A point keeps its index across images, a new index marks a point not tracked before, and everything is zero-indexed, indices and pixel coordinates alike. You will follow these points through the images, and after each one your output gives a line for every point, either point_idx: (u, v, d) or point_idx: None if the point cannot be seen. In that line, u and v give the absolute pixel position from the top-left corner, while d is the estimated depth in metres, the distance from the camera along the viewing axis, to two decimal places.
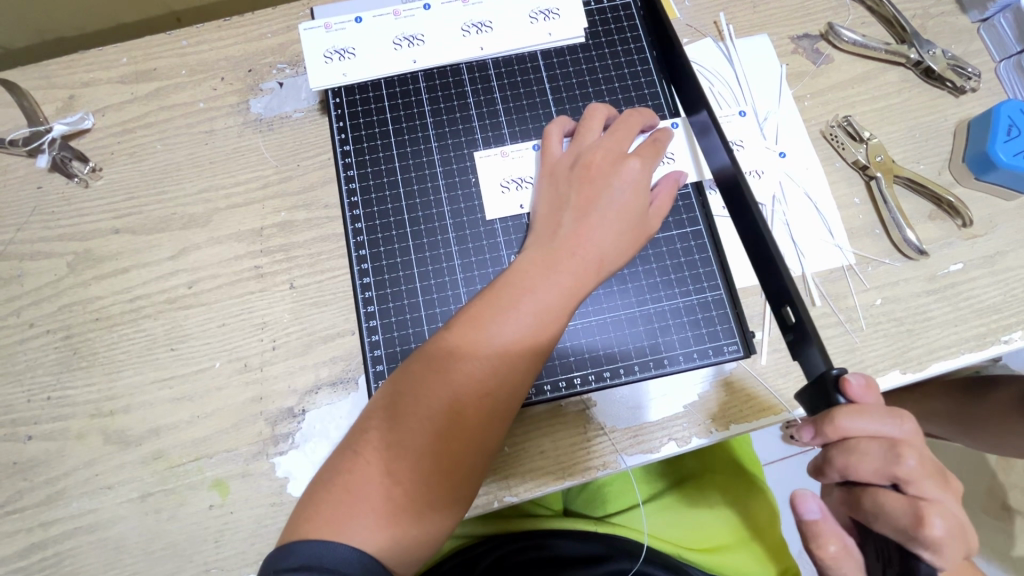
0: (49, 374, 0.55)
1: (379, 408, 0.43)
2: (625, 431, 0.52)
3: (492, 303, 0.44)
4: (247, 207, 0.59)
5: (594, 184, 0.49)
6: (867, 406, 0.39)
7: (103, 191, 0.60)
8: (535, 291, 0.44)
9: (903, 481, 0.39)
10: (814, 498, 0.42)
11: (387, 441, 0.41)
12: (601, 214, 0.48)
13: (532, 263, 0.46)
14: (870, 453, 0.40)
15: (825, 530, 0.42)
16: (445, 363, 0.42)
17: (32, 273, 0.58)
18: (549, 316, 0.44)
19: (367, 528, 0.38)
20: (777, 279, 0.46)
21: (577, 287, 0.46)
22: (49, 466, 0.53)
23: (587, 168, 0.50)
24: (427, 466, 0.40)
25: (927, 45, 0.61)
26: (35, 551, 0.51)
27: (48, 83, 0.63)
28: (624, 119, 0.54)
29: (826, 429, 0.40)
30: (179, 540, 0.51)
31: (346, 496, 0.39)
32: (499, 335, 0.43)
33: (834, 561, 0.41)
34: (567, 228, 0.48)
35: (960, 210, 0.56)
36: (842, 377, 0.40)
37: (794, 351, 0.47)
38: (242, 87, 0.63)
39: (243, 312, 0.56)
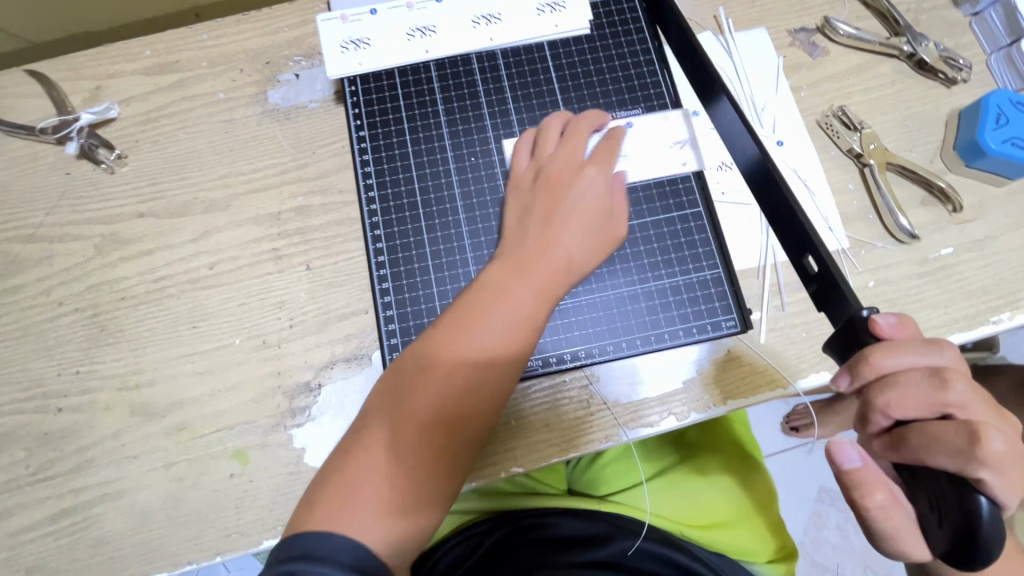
0: (77, 349, 0.58)
1: (363, 415, 0.46)
2: (627, 406, 0.55)
3: (464, 309, 0.48)
4: (266, 192, 0.62)
5: (559, 195, 0.53)
6: (902, 342, 0.39)
7: (129, 177, 0.63)
8: (507, 293, 0.48)
9: (952, 409, 0.38)
10: (854, 446, 0.39)
11: (372, 442, 0.44)
12: (567, 222, 0.52)
13: (501, 270, 0.50)
14: (911, 386, 0.38)
15: (869, 478, 0.40)
16: (421, 364, 0.46)
17: (61, 254, 0.61)
18: (521, 316, 0.48)
19: (364, 519, 0.41)
20: (799, 234, 0.48)
21: (546, 288, 0.50)
22: (77, 437, 0.55)
23: (552, 181, 0.54)
24: (413, 458, 0.43)
25: (920, 37, 0.63)
26: (64, 517, 0.54)
27: (76, 74, 0.66)
28: (577, 127, 0.58)
29: (863, 370, 0.39)
30: (201, 507, 0.53)
31: (342, 493, 0.42)
32: (473, 336, 0.47)
33: (883, 510, 0.39)
34: (536, 235, 0.52)
35: (950, 196, 0.59)
36: (872, 320, 0.40)
37: (819, 304, 0.48)
38: (260, 78, 0.65)
39: (262, 291, 0.59)
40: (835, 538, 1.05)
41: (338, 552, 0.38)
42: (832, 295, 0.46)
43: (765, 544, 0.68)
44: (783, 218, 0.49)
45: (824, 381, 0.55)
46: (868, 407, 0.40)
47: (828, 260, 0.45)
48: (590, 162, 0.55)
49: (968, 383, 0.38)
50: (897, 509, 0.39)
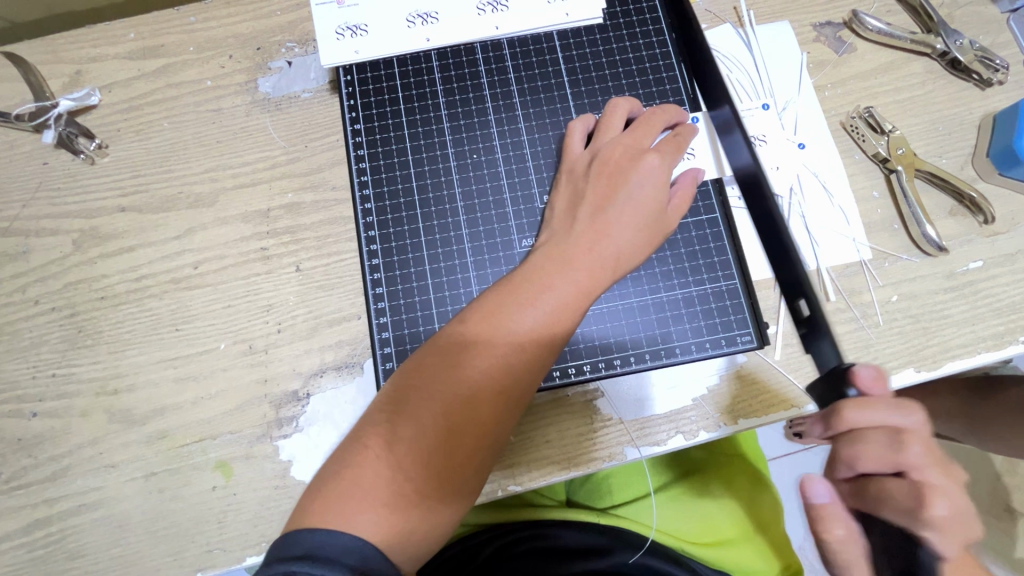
0: (54, 351, 0.55)
1: (386, 402, 0.42)
2: (632, 423, 0.52)
3: (510, 297, 0.44)
4: (254, 186, 0.58)
5: (613, 179, 0.48)
6: (874, 397, 0.38)
7: (110, 169, 0.59)
8: (552, 286, 0.44)
9: (908, 471, 0.36)
10: (820, 481, 0.39)
11: (394, 437, 0.40)
12: (619, 211, 0.47)
13: (547, 260, 0.45)
14: (875, 445, 0.37)
15: (835, 515, 0.39)
16: (459, 357, 0.42)
17: (37, 249, 0.57)
18: (565, 313, 0.44)
19: (373, 522, 0.37)
20: (791, 273, 0.48)
21: (592, 285, 0.45)
22: (53, 444, 0.53)
23: (608, 163, 0.49)
24: (435, 459, 0.40)
25: (954, 35, 0.59)
26: (38, 528, 0.51)
27: (55, 58, 0.62)
28: (646, 117, 0.52)
29: (830, 421, 0.38)
30: (182, 521, 0.51)
31: (354, 487, 0.38)
32: (517, 330, 0.42)
33: (841, 545, 0.38)
34: (584, 223, 0.47)
35: (982, 206, 0.55)
36: (853, 369, 0.40)
37: (808, 346, 0.49)
38: (250, 65, 0.62)
39: (249, 293, 0.56)
40: None
41: (341, 554, 0.35)
42: (818, 338, 0.47)
43: (772, 564, 0.65)
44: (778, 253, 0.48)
45: None
46: (833, 459, 0.39)
47: (816, 301, 0.46)
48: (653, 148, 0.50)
49: (927, 447, 0.37)
50: (851, 546, 0.38)
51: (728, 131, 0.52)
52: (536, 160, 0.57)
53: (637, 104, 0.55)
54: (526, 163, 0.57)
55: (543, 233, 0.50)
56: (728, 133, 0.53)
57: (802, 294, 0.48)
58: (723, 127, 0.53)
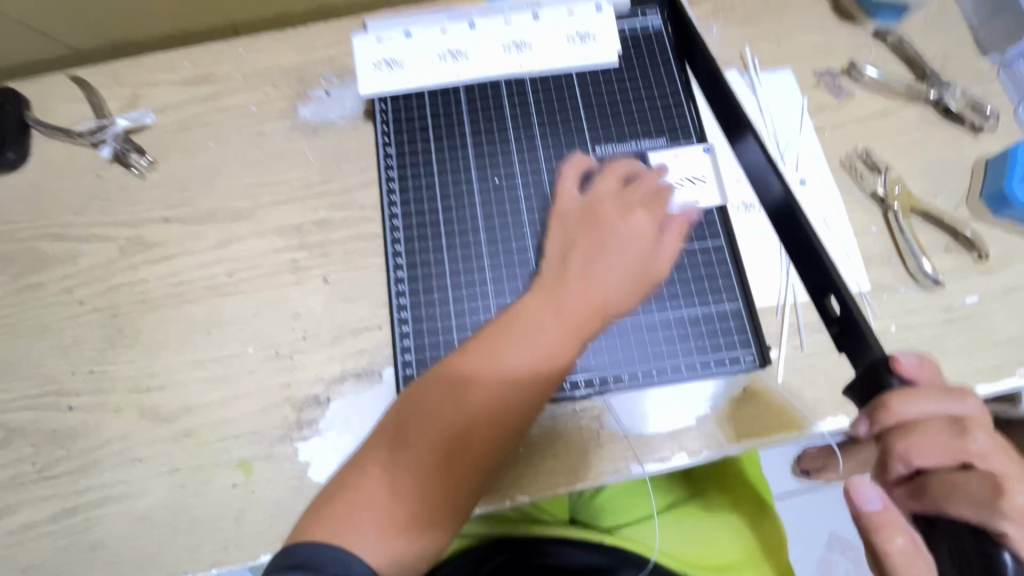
0: (93, 349, 0.58)
1: (383, 430, 0.45)
2: (639, 439, 0.54)
3: (505, 334, 0.47)
4: (289, 204, 0.63)
5: (603, 231, 0.52)
6: (921, 385, 0.40)
7: (158, 183, 0.64)
8: (543, 327, 0.47)
9: (971, 457, 0.38)
10: (871, 485, 0.38)
11: (389, 464, 0.43)
12: (609, 261, 0.51)
13: (542, 301, 0.49)
14: (931, 431, 0.39)
15: (892, 521, 0.38)
16: (455, 387, 0.45)
17: (86, 254, 0.62)
18: (556, 353, 0.47)
19: (369, 541, 0.40)
20: (820, 275, 0.50)
21: (583, 329, 0.48)
22: (86, 437, 0.56)
23: (600, 214, 0.53)
24: (429, 483, 0.43)
25: (947, 85, 0.64)
26: (65, 517, 0.53)
27: (115, 82, 0.68)
28: (640, 172, 0.57)
29: (881, 416, 0.39)
30: (202, 516, 0.53)
31: (350, 507, 0.41)
32: (510, 363, 0.46)
33: (905, 556, 0.37)
34: (577, 269, 0.50)
35: (976, 243, 0.58)
36: (894, 358, 0.42)
37: (841, 345, 0.49)
38: (292, 93, 0.67)
39: (278, 302, 0.59)
40: None
41: (334, 567, 0.38)
42: (853, 336, 0.47)
43: None
44: (808, 262, 0.51)
45: (842, 425, 0.53)
46: (887, 454, 0.40)
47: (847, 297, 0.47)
48: (642, 205, 0.54)
49: (991, 436, 0.39)
50: (918, 557, 0.37)
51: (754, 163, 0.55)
52: (553, 186, 0.61)
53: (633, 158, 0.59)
54: (544, 189, 0.61)
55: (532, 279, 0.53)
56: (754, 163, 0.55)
57: (833, 291, 0.49)
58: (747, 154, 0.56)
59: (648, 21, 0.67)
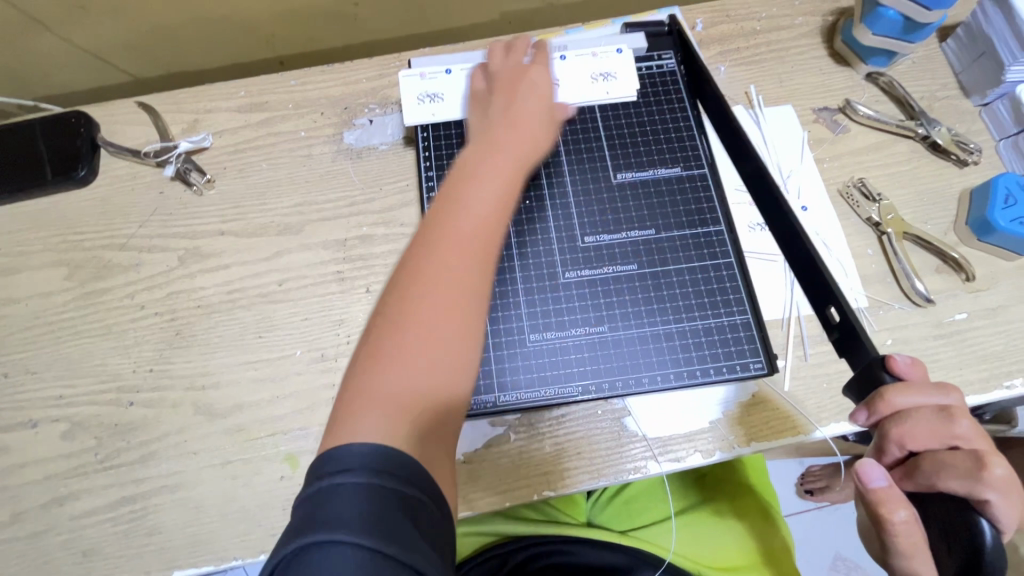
0: (152, 350, 0.63)
1: (364, 342, 0.44)
2: (657, 439, 0.58)
3: (466, 191, 0.50)
4: (335, 220, 0.69)
5: (506, 100, 0.61)
6: (913, 381, 0.44)
7: (215, 200, 0.70)
8: (484, 185, 0.51)
9: (957, 440, 0.42)
10: (875, 465, 0.41)
11: (389, 354, 0.43)
12: (521, 107, 0.60)
13: (473, 166, 0.53)
14: (923, 416, 0.43)
15: (893, 498, 0.40)
16: (439, 231, 0.48)
17: (148, 263, 0.67)
18: (499, 206, 0.50)
19: (377, 425, 0.39)
20: (821, 287, 0.54)
21: (509, 182, 0.52)
22: (144, 430, 0.60)
23: (502, 86, 0.63)
24: (435, 343, 0.43)
25: (933, 123, 0.70)
26: (124, 504, 0.57)
27: (177, 108, 0.75)
28: (506, 76, 0.64)
29: (879, 406, 0.44)
30: (251, 505, 0.57)
31: (369, 386, 0.42)
32: (477, 201, 0.49)
33: (905, 527, 0.39)
34: (476, 148, 0.55)
35: (963, 265, 0.63)
36: (890, 357, 0.46)
37: (843, 349, 0.54)
38: (338, 121, 0.74)
39: (324, 309, 0.65)
40: None
41: (357, 463, 0.36)
42: (855, 340, 0.51)
43: None
44: (809, 277, 0.56)
45: (844, 431, 0.58)
46: (884, 439, 0.44)
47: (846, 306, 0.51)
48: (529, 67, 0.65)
49: (972, 421, 0.43)
50: (917, 527, 0.39)
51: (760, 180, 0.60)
52: (578, 206, 0.67)
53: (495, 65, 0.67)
54: (570, 209, 0.67)
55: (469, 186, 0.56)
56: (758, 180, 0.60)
57: (833, 301, 0.53)
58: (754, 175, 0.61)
59: (663, 62, 0.74)
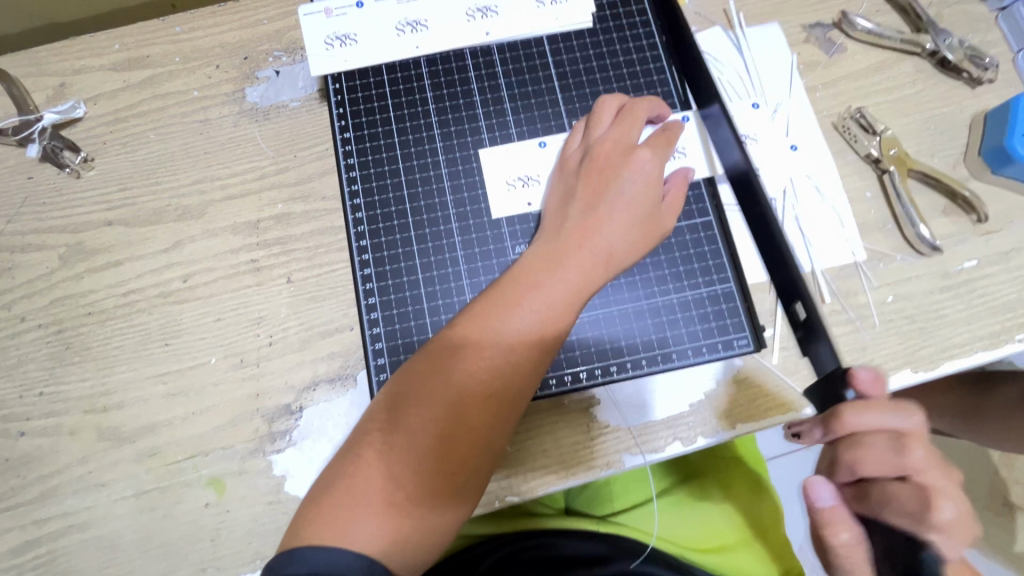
0: (41, 369, 0.54)
1: (393, 393, 0.42)
2: (630, 431, 0.51)
3: (500, 300, 0.43)
4: (243, 198, 0.58)
5: (604, 174, 0.48)
6: (872, 400, 0.47)
7: (96, 182, 0.58)
8: (543, 289, 0.43)
9: (909, 472, 0.47)
10: (824, 485, 0.50)
11: (400, 438, 0.40)
12: (610, 206, 0.46)
13: (540, 257, 0.45)
14: (877, 446, 0.48)
15: (838, 518, 0.48)
16: (446, 365, 0.41)
17: (23, 265, 0.56)
18: (556, 316, 0.43)
19: (366, 531, 0.37)
20: (786, 276, 0.50)
21: (582, 288, 0.44)
22: (41, 463, 0.52)
23: (598, 161, 0.49)
24: (430, 493, 0.39)
25: (943, 34, 0.59)
26: (28, 549, 0.50)
27: (38, 71, 0.62)
28: (630, 107, 0.52)
29: (837, 426, 0.48)
30: (175, 539, 0.50)
31: (343, 502, 0.38)
32: (503, 340, 0.41)
33: (847, 549, 0.48)
34: (576, 220, 0.46)
35: (975, 205, 0.55)
36: (854, 371, 0.48)
37: (804, 347, 0.52)
38: (238, 75, 0.61)
39: (239, 306, 0.55)
40: None
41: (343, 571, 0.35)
42: (814, 339, 0.50)
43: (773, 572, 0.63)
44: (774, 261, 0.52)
45: None
46: (838, 465, 0.49)
47: (812, 305, 0.49)
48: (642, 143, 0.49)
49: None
50: (857, 548, 0.48)
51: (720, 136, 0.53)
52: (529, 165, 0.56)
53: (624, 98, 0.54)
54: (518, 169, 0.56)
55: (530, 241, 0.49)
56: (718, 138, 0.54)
57: (800, 298, 0.50)
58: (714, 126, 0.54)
59: None
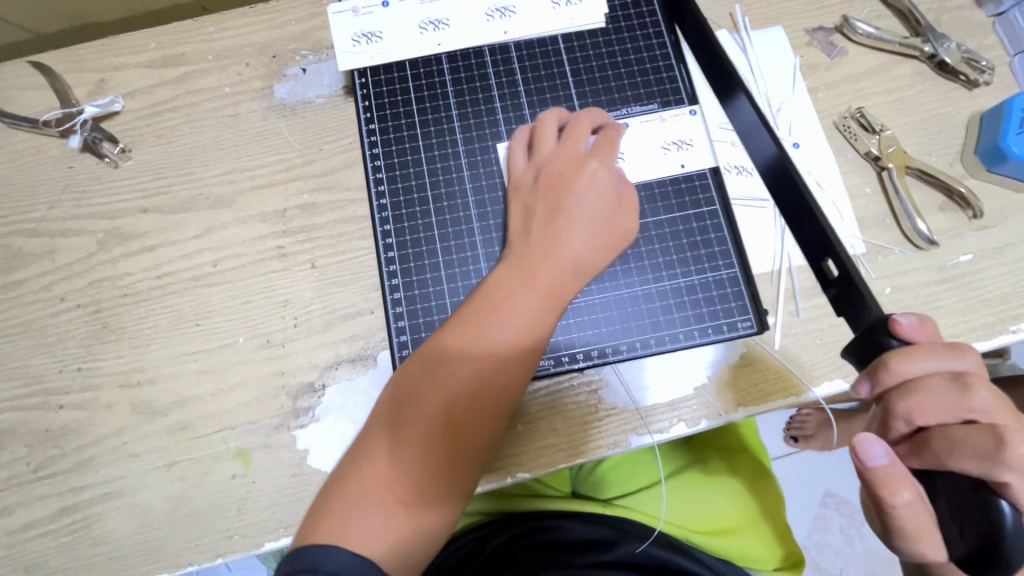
0: (79, 346, 0.57)
1: (378, 409, 0.44)
2: (635, 412, 0.54)
3: (469, 314, 0.45)
4: (271, 188, 0.61)
5: (563, 191, 0.50)
6: (922, 345, 0.39)
7: (132, 172, 0.62)
8: (515, 299, 0.45)
9: (975, 414, 0.37)
10: (878, 441, 0.37)
11: (387, 445, 0.42)
12: (571, 218, 0.49)
13: (507, 271, 0.47)
14: (934, 391, 0.38)
15: (894, 476, 0.37)
16: (425, 376, 0.44)
17: (63, 249, 0.60)
18: (530, 319, 0.45)
19: (367, 531, 0.39)
20: (816, 236, 0.48)
21: (553, 294, 0.46)
22: (78, 435, 0.55)
23: (556, 179, 0.51)
24: (422, 492, 0.41)
25: (941, 38, 0.62)
26: (65, 515, 0.53)
27: (80, 67, 0.65)
28: (574, 123, 0.54)
29: (883, 375, 0.39)
30: (203, 507, 0.53)
31: (342, 505, 0.40)
32: (474, 348, 0.44)
33: (909, 508, 0.37)
34: (542, 234, 0.49)
35: (971, 201, 0.57)
36: (893, 319, 0.41)
37: (841, 307, 0.48)
38: (267, 72, 0.64)
39: (266, 289, 0.58)
40: (840, 542, 1.04)
41: (345, 569, 0.36)
42: (852, 296, 0.46)
43: (773, 551, 0.67)
44: (806, 224, 0.49)
45: (839, 389, 0.53)
46: (889, 415, 0.39)
47: (845, 260, 0.46)
48: (590, 155, 0.52)
49: (993, 388, 0.38)
50: (920, 507, 0.37)
51: (743, 120, 0.52)
52: None
53: (563, 111, 0.56)
54: None
55: (500, 256, 0.51)
56: (743, 123, 0.53)
57: (830, 253, 0.47)
58: (739, 117, 0.53)
59: None
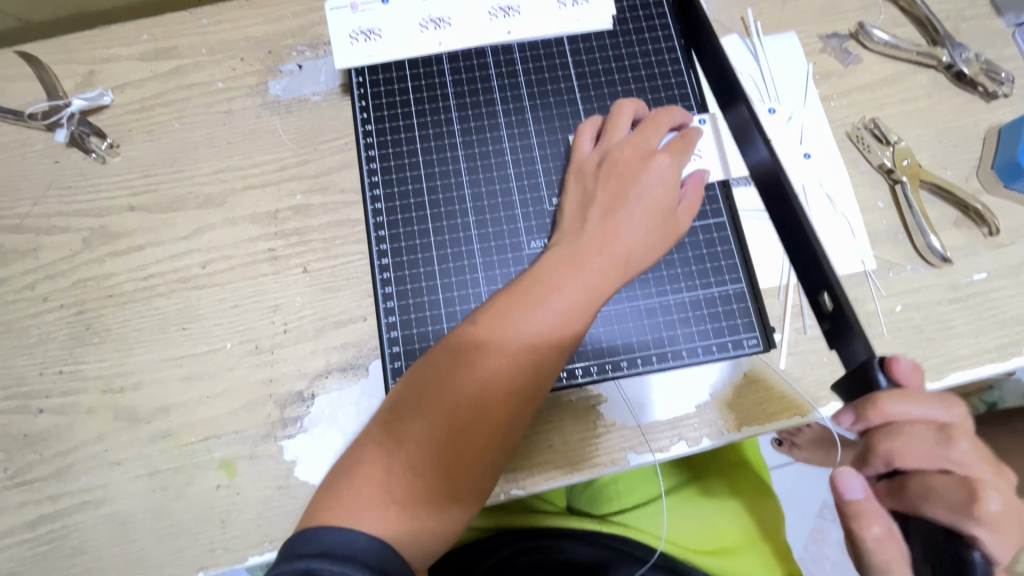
0: (61, 348, 0.55)
1: (411, 384, 0.43)
2: (635, 429, 0.52)
3: (519, 299, 0.44)
4: (262, 188, 0.59)
5: (622, 180, 0.48)
6: (912, 389, 0.38)
7: (119, 168, 0.60)
8: (562, 289, 0.44)
9: (951, 464, 0.37)
10: (856, 475, 0.38)
11: (418, 427, 0.40)
12: (631, 210, 0.47)
13: (559, 258, 0.46)
14: (917, 436, 0.37)
15: (869, 510, 0.37)
16: (465, 359, 0.42)
17: (47, 247, 0.58)
18: (575, 315, 0.43)
19: (380, 515, 0.37)
20: (813, 266, 0.46)
21: (600, 289, 0.45)
22: (58, 440, 0.53)
23: (617, 167, 0.49)
24: (444, 485, 0.40)
25: (959, 47, 0.60)
26: (42, 524, 0.51)
27: (68, 58, 0.63)
28: (652, 117, 0.53)
29: (870, 413, 0.38)
30: (186, 519, 0.51)
31: (358, 487, 0.39)
32: (520, 336, 0.42)
33: (878, 544, 0.37)
34: (596, 223, 0.47)
35: (987, 218, 0.55)
36: (888, 359, 0.39)
37: (833, 340, 0.47)
38: (262, 68, 0.62)
39: (256, 293, 0.56)
40: (837, 556, 1.02)
41: (358, 553, 0.35)
42: (846, 334, 0.44)
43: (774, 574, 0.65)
44: (801, 249, 0.47)
45: None
46: (869, 450, 0.39)
47: (839, 293, 0.44)
48: (661, 150, 0.50)
49: (973, 442, 0.38)
50: (893, 546, 0.37)
51: (745, 131, 0.50)
52: (546, 162, 0.57)
53: (642, 106, 0.55)
54: (536, 166, 0.57)
55: (550, 240, 0.49)
56: (744, 132, 0.51)
57: (825, 287, 0.46)
58: (740, 127, 0.51)
59: None
